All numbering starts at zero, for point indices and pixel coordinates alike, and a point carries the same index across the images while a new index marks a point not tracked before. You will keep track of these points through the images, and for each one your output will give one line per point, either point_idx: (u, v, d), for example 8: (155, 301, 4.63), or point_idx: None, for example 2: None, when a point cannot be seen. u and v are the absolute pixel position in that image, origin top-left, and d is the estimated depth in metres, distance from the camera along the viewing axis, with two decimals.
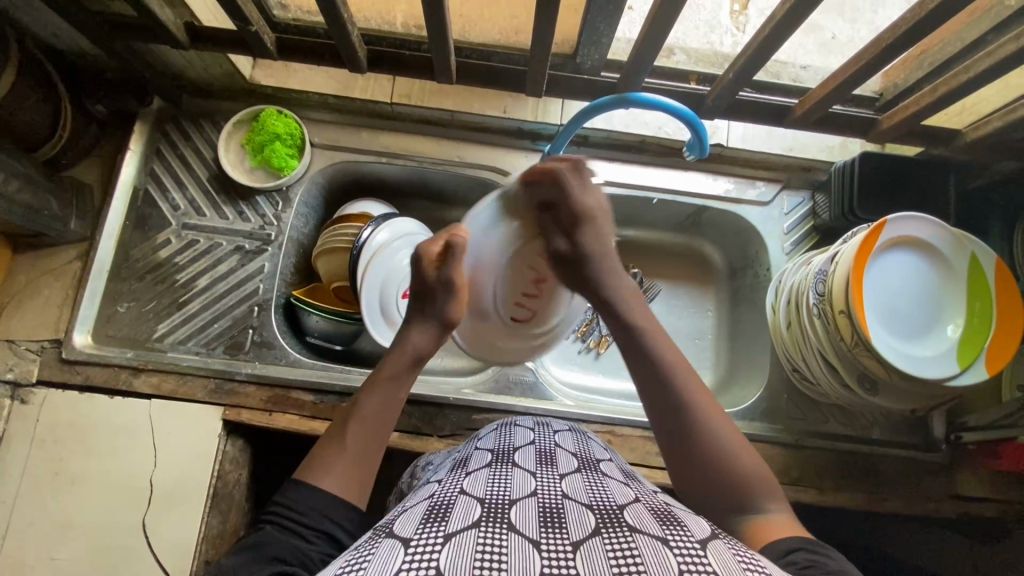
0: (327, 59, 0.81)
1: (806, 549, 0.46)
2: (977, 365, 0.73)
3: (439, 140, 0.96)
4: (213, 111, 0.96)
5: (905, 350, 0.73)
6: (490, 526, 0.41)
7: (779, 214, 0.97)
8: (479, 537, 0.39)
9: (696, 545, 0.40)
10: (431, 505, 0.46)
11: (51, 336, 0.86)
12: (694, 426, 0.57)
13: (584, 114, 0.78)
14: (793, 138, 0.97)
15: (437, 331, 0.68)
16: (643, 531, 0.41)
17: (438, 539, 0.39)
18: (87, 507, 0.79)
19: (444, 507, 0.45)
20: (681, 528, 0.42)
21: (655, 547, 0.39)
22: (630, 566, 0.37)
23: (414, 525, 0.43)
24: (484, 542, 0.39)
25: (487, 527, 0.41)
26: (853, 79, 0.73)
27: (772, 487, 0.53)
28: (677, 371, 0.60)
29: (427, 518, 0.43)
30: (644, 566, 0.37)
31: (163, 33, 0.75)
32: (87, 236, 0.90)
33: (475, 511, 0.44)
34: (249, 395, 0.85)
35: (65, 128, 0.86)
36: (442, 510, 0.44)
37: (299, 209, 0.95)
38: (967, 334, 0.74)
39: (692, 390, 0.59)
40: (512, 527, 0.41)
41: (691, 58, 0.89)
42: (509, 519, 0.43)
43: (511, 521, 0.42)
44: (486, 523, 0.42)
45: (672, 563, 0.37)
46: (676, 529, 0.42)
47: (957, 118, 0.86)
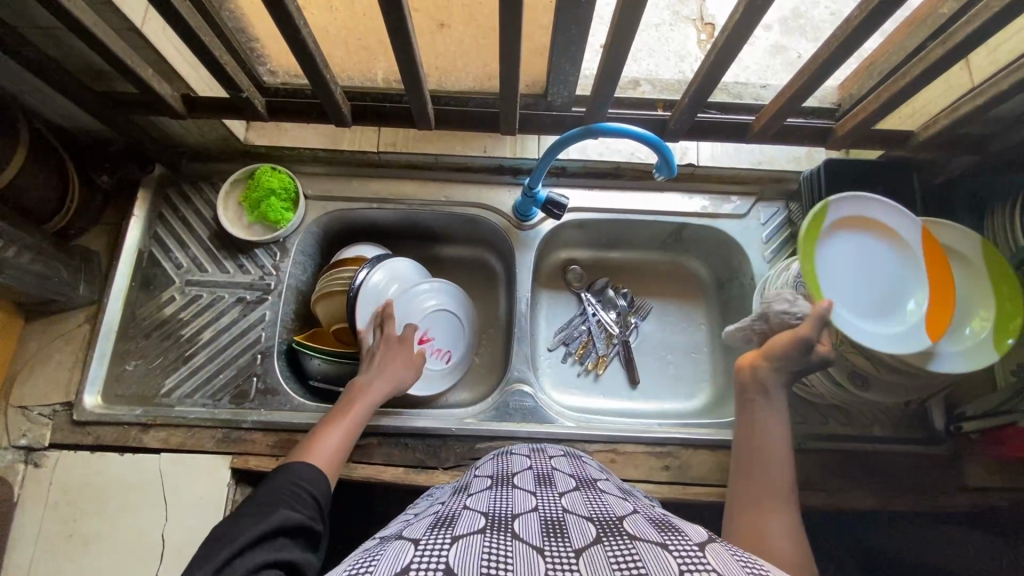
0: (315, 116, 0.87)
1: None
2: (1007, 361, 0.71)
3: (427, 182, 1.01)
4: (211, 173, 1.02)
5: (886, 331, 0.73)
6: (495, 533, 0.43)
7: (756, 225, 1.01)
8: (485, 542, 0.41)
9: (695, 548, 0.42)
10: (437, 518, 0.48)
11: (62, 400, 0.88)
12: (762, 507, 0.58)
13: (555, 147, 0.83)
14: (760, 152, 1.02)
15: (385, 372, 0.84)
16: (644, 539, 0.43)
17: (445, 542, 0.41)
18: (99, 567, 0.79)
19: (450, 518, 0.47)
20: (680, 534, 0.44)
21: (656, 552, 0.41)
22: (632, 567, 0.39)
23: (421, 531, 0.44)
24: (490, 546, 0.41)
25: (493, 535, 0.43)
26: (801, 94, 0.79)
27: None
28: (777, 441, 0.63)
29: (432, 526, 0.45)
30: (645, 568, 0.39)
31: (162, 105, 0.82)
32: (95, 300, 0.94)
33: (480, 521, 0.45)
34: (256, 442, 0.87)
35: (73, 199, 0.91)
36: (448, 521, 0.46)
37: (297, 257, 0.99)
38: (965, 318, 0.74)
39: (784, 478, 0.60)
40: (516, 535, 0.43)
41: (657, 87, 0.95)
42: (513, 529, 0.44)
43: (516, 530, 0.44)
44: (491, 531, 0.43)
45: (672, 564, 0.39)
46: (675, 535, 0.44)
47: (910, 120, 0.91)
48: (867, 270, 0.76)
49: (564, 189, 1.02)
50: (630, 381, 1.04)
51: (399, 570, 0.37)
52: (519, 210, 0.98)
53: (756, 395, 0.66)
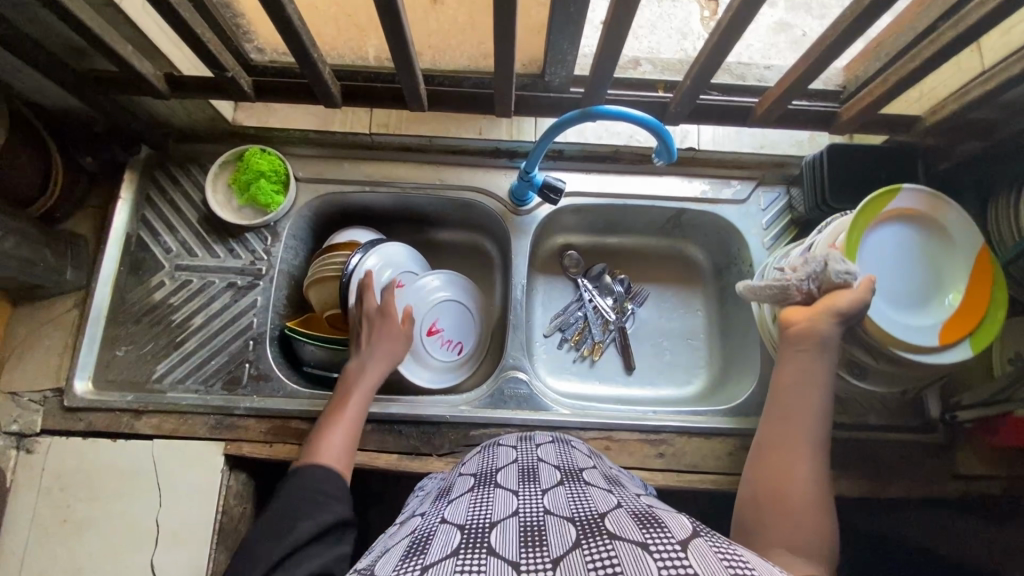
0: (303, 96, 0.84)
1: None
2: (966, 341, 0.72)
3: (421, 165, 0.99)
4: (198, 155, 0.99)
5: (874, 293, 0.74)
6: (468, 552, 0.43)
7: (756, 211, 0.99)
8: (457, 566, 0.41)
9: (677, 547, 0.41)
10: (412, 539, 0.48)
11: (53, 385, 0.88)
12: (786, 467, 0.58)
13: (552, 130, 0.80)
14: (762, 136, 1.01)
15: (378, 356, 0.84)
16: (624, 538, 0.43)
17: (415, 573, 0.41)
18: (94, 553, 0.79)
19: (425, 539, 0.47)
20: (662, 529, 0.44)
21: (635, 554, 0.40)
22: None
23: (394, 562, 0.45)
24: (463, 570, 0.41)
25: (465, 555, 0.43)
26: (807, 76, 0.76)
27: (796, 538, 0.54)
28: (806, 399, 0.62)
29: (406, 554, 0.45)
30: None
31: (144, 84, 0.79)
32: (83, 284, 0.92)
33: (455, 540, 0.45)
34: (250, 428, 0.86)
35: (57, 181, 0.89)
36: (422, 543, 0.46)
37: (288, 242, 0.97)
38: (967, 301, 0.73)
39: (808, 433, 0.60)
40: (491, 551, 0.43)
41: (658, 67, 0.92)
42: (489, 542, 0.44)
43: (492, 544, 0.44)
44: (464, 550, 0.43)
45: (651, 568, 0.39)
46: (656, 532, 0.43)
47: (918, 103, 0.88)
48: (888, 250, 0.76)
49: (561, 173, 0.99)
50: (625, 367, 1.03)
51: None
52: (515, 195, 0.96)
53: (807, 346, 0.64)
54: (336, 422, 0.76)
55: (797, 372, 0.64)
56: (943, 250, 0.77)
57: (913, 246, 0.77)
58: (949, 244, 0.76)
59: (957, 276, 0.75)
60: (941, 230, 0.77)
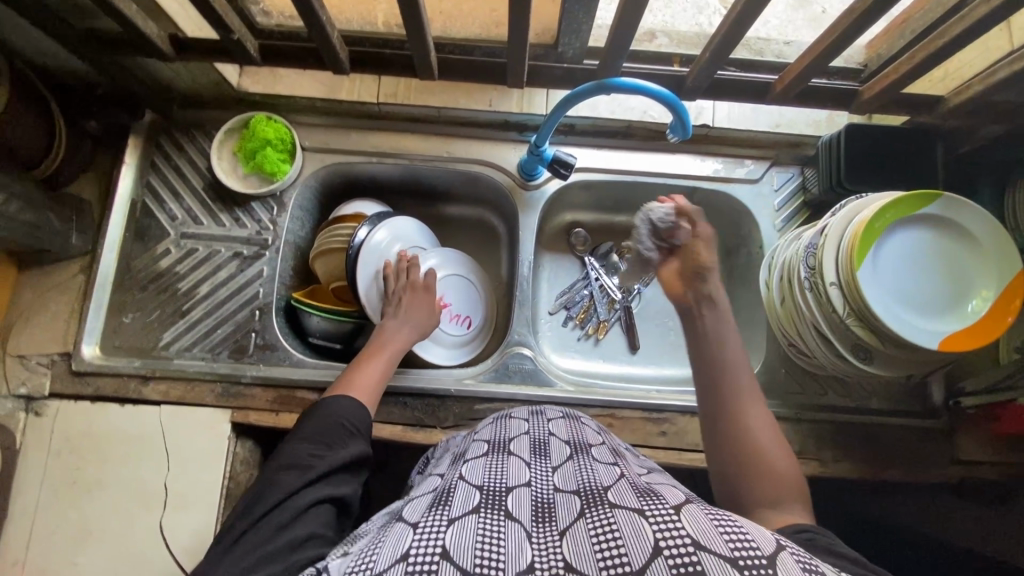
0: (311, 62, 0.82)
1: (806, 531, 0.52)
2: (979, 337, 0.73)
3: (429, 137, 0.97)
4: (204, 121, 0.97)
5: (886, 287, 0.75)
6: (488, 513, 0.44)
7: (769, 191, 0.97)
8: (480, 524, 0.42)
9: (671, 511, 0.41)
10: (436, 493, 0.49)
11: (60, 350, 0.88)
12: (742, 434, 0.61)
13: (565, 103, 0.79)
14: (780, 114, 0.98)
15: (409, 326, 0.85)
16: (623, 507, 0.43)
17: (443, 522, 0.42)
18: (104, 514, 0.81)
19: (446, 494, 0.47)
20: (658, 499, 0.44)
21: (632, 520, 0.40)
22: (610, 542, 0.39)
23: (421, 510, 0.45)
24: (485, 529, 0.42)
25: (486, 514, 0.44)
26: (831, 52, 0.74)
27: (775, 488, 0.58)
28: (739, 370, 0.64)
29: (432, 504, 0.46)
30: (621, 540, 0.39)
31: (149, 46, 0.77)
32: (89, 250, 0.92)
33: (475, 498, 0.46)
34: (256, 396, 0.87)
35: (61, 145, 0.88)
36: (444, 496, 0.47)
37: (294, 212, 0.96)
38: (993, 306, 0.74)
39: (746, 398, 0.63)
40: (509, 515, 0.44)
41: (674, 40, 0.90)
42: (505, 507, 0.45)
43: (508, 509, 0.45)
44: (485, 510, 0.44)
45: (648, 532, 0.39)
46: (653, 501, 0.43)
47: (941, 84, 0.86)
48: (915, 252, 0.77)
49: (572, 148, 0.98)
50: (630, 346, 1.04)
51: (399, 554, 0.39)
52: (524, 169, 0.94)
53: (701, 309, 0.67)
54: (359, 373, 0.77)
55: (711, 342, 0.65)
56: (973, 256, 0.76)
57: (941, 249, 0.77)
58: (975, 245, 0.76)
59: (979, 278, 0.76)
60: (969, 236, 0.76)
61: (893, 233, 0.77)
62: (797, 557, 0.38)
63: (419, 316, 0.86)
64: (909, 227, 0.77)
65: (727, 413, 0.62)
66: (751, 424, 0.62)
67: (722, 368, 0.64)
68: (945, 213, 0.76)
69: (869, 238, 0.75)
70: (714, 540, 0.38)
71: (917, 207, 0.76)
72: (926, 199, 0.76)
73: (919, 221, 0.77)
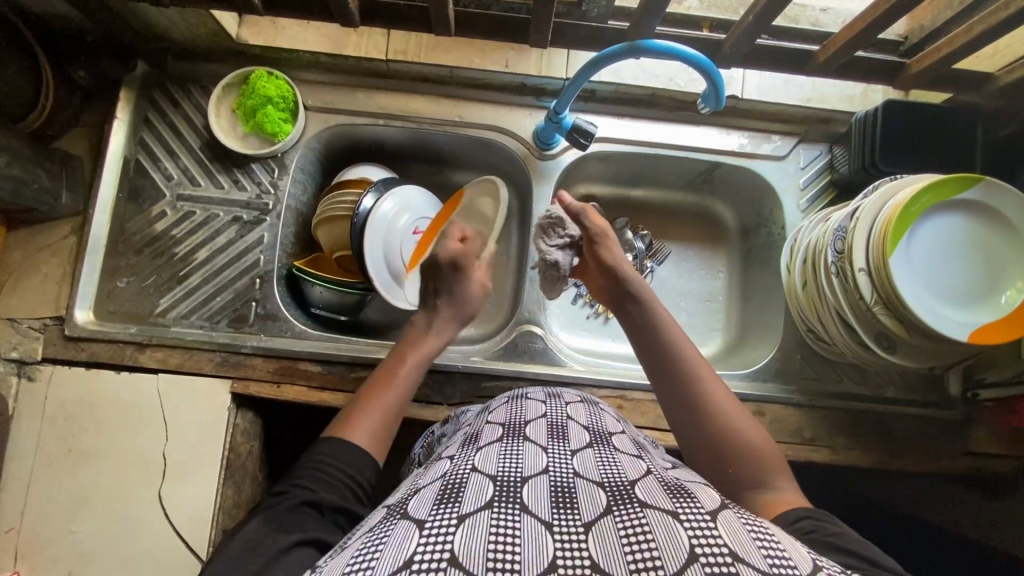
0: (317, 13, 0.76)
1: (810, 518, 0.49)
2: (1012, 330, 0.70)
3: (440, 99, 0.92)
4: (200, 75, 0.91)
5: (918, 276, 0.72)
6: (501, 507, 0.41)
7: (795, 169, 0.93)
8: (493, 519, 0.39)
9: (707, 517, 0.40)
10: (444, 484, 0.46)
11: (53, 314, 0.84)
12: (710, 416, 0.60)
13: (592, 66, 0.73)
14: (812, 87, 0.92)
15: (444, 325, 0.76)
16: (654, 507, 0.41)
17: (451, 522, 0.39)
18: (102, 482, 0.79)
19: (457, 485, 0.44)
20: (691, 500, 0.42)
21: (666, 523, 0.39)
22: (642, 544, 0.37)
23: (427, 506, 0.42)
24: (498, 524, 0.39)
25: (500, 508, 0.41)
26: (881, 20, 0.68)
27: (758, 469, 0.56)
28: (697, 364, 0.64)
29: (440, 498, 0.43)
30: (655, 544, 0.37)
31: None
32: (80, 210, 0.87)
33: (489, 490, 0.43)
34: (256, 367, 0.84)
35: (48, 96, 0.82)
36: (456, 489, 0.44)
37: (296, 176, 0.91)
38: None
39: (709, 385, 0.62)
40: (524, 508, 0.41)
41: (705, 4, 0.83)
42: (521, 498, 0.42)
43: (524, 500, 0.42)
44: (499, 503, 0.41)
45: (683, 539, 0.37)
46: (686, 502, 0.42)
47: (988, 61, 0.81)
48: (950, 239, 0.73)
49: (591, 117, 0.92)
50: None
51: (402, 561, 0.36)
52: (540, 138, 0.89)
53: (628, 303, 0.72)
54: (373, 403, 0.67)
55: (652, 339, 0.67)
56: (1007, 245, 0.73)
57: (979, 237, 0.74)
58: (1013, 234, 0.73)
59: (1014, 269, 0.73)
60: (1005, 225, 0.73)
61: (929, 218, 0.73)
62: None
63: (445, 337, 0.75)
64: (947, 213, 0.73)
65: (692, 404, 0.61)
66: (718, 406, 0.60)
67: (672, 359, 0.64)
68: (985, 199, 0.72)
69: (905, 223, 0.71)
70: (750, 552, 0.37)
71: (954, 191, 0.72)
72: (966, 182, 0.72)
73: (958, 207, 0.73)
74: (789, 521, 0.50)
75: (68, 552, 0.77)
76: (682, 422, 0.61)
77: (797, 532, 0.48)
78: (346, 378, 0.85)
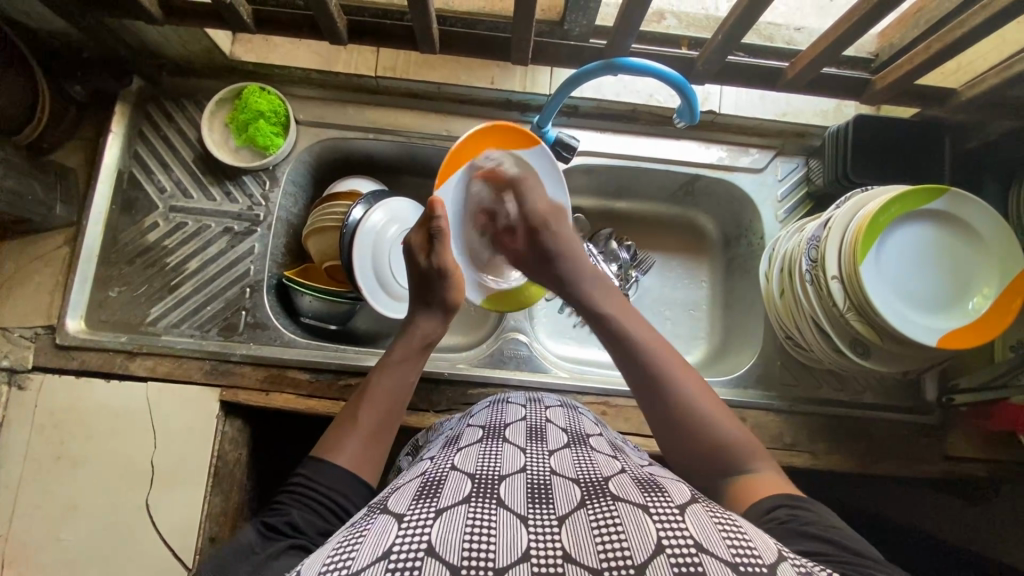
0: (307, 31, 0.79)
1: (786, 506, 0.50)
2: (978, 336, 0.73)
3: (428, 113, 0.94)
4: (194, 90, 0.94)
5: (891, 288, 0.74)
6: (479, 501, 0.43)
7: (773, 181, 0.96)
8: (469, 513, 0.41)
9: (675, 511, 0.41)
10: (424, 482, 0.47)
11: (44, 323, 0.86)
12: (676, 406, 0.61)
13: (571, 82, 0.76)
14: (787, 103, 0.95)
15: (442, 316, 0.76)
16: (626, 501, 0.43)
17: (429, 515, 0.41)
18: (89, 490, 0.79)
19: (436, 483, 0.46)
20: (661, 494, 0.44)
21: (637, 517, 0.40)
22: (613, 534, 0.39)
23: (407, 501, 0.44)
24: (474, 517, 0.40)
25: (477, 503, 0.42)
26: (844, 38, 0.72)
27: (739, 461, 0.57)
28: (658, 351, 0.65)
29: (420, 494, 0.45)
30: (626, 536, 0.38)
31: (138, 9, 0.73)
32: (74, 221, 0.89)
33: (466, 487, 0.45)
34: (245, 375, 0.85)
35: (44, 110, 0.84)
36: (434, 486, 0.46)
37: (287, 188, 0.93)
38: (995, 305, 0.74)
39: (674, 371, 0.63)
40: (501, 503, 0.43)
41: (683, 22, 0.85)
42: (498, 495, 0.44)
43: (501, 497, 0.44)
44: (476, 499, 0.43)
45: (651, 530, 0.39)
46: (656, 496, 0.43)
47: (952, 77, 0.85)
48: (920, 249, 0.76)
49: (574, 131, 0.95)
50: None
51: (381, 552, 0.38)
52: None
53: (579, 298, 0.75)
54: (367, 412, 0.64)
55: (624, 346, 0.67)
56: (974, 253, 0.76)
57: (947, 246, 0.76)
58: (979, 242, 0.75)
59: (982, 276, 0.75)
60: (973, 234, 0.76)
61: (898, 228, 0.75)
62: (796, 566, 0.38)
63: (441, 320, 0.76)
64: (913, 222, 0.75)
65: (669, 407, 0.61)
66: (682, 391, 0.62)
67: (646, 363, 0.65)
68: (950, 209, 0.75)
69: (873, 234, 0.74)
70: (715, 543, 0.38)
71: (923, 201, 0.74)
72: (933, 193, 0.74)
73: (927, 217, 0.75)
74: (764, 510, 0.51)
75: (55, 559, 0.77)
76: (654, 416, 0.62)
77: (773, 522, 0.49)
78: (334, 385, 0.86)
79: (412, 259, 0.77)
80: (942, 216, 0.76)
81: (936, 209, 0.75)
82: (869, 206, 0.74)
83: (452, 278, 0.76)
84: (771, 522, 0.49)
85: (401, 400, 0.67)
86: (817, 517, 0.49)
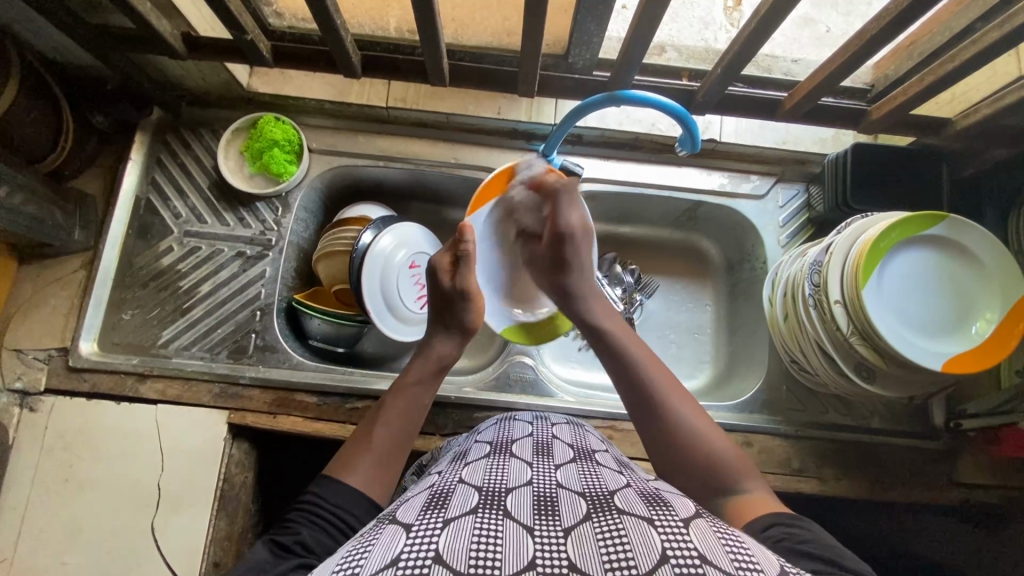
0: (323, 65, 0.82)
1: (781, 525, 0.50)
2: (983, 361, 0.73)
3: (437, 142, 0.97)
4: (212, 120, 0.97)
5: (897, 316, 0.75)
6: (486, 513, 0.43)
7: (774, 207, 0.98)
8: (476, 523, 0.41)
9: (681, 524, 0.41)
10: (431, 494, 0.48)
11: (57, 345, 0.87)
12: (664, 420, 0.62)
13: (576, 113, 0.79)
14: (787, 131, 0.98)
15: (460, 339, 0.77)
16: (631, 514, 0.43)
17: (436, 524, 0.41)
18: (96, 513, 0.80)
19: (444, 496, 0.47)
20: (667, 508, 0.44)
21: (642, 529, 0.40)
22: (618, 547, 0.39)
23: (415, 512, 0.45)
24: (481, 527, 0.41)
25: (484, 514, 0.43)
26: (840, 71, 0.75)
27: (746, 474, 0.57)
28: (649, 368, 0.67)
29: (427, 506, 0.45)
30: (631, 548, 0.38)
31: (160, 43, 0.77)
32: (91, 245, 0.91)
33: (473, 499, 0.45)
34: (253, 398, 0.86)
35: (67, 139, 0.87)
36: (442, 498, 0.46)
37: (299, 214, 0.96)
38: (999, 330, 0.74)
39: (665, 389, 0.64)
40: (507, 514, 0.43)
41: (683, 55, 0.89)
42: (505, 506, 0.44)
43: (507, 508, 0.44)
44: (483, 510, 0.43)
45: (656, 543, 0.39)
46: (662, 510, 0.44)
47: (946, 107, 0.87)
48: (920, 276, 0.77)
49: (578, 159, 0.98)
50: None
51: (389, 559, 0.38)
52: None
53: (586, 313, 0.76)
54: (376, 434, 0.65)
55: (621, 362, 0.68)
56: (974, 277, 0.77)
57: (947, 273, 0.77)
58: (978, 268, 0.76)
59: (984, 300, 0.76)
60: (973, 259, 0.76)
61: (898, 253, 0.76)
62: None
63: (452, 345, 0.76)
64: (913, 248, 0.77)
65: (661, 420, 0.62)
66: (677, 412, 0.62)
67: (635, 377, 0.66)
68: (949, 234, 0.76)
69: (876, 259, 0.75)
70: (719, 555, 0.38)
71: (922, 227, 0.75)
72: (932, 216, 0.75)
73: (927, 242, 0.77)
74: (759, 528, 0.50)
75: None
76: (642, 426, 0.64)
77: (767, 540, 0.48)
78: (341, 409, 0.87)
79: (435, 279, 0.78)
80: (940, 242, 0.77)
81: (934, 234, 0.76)
82: (869, 230, 0.76)
83: (474, 301, 0.77)
84: (766, 540, 0.48)
85: (414, 424, 0.68)
86: (815, 537, 0.47)
